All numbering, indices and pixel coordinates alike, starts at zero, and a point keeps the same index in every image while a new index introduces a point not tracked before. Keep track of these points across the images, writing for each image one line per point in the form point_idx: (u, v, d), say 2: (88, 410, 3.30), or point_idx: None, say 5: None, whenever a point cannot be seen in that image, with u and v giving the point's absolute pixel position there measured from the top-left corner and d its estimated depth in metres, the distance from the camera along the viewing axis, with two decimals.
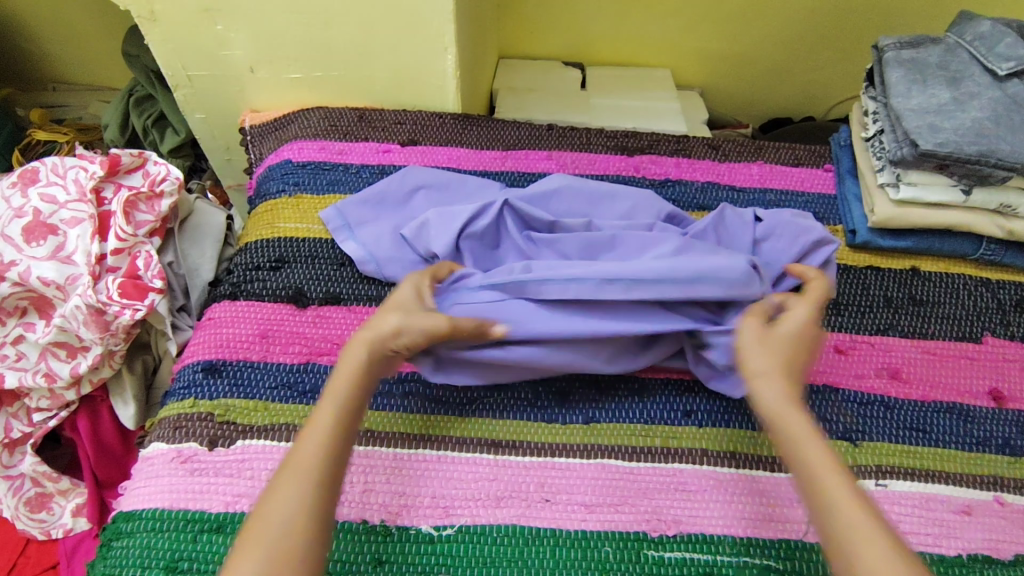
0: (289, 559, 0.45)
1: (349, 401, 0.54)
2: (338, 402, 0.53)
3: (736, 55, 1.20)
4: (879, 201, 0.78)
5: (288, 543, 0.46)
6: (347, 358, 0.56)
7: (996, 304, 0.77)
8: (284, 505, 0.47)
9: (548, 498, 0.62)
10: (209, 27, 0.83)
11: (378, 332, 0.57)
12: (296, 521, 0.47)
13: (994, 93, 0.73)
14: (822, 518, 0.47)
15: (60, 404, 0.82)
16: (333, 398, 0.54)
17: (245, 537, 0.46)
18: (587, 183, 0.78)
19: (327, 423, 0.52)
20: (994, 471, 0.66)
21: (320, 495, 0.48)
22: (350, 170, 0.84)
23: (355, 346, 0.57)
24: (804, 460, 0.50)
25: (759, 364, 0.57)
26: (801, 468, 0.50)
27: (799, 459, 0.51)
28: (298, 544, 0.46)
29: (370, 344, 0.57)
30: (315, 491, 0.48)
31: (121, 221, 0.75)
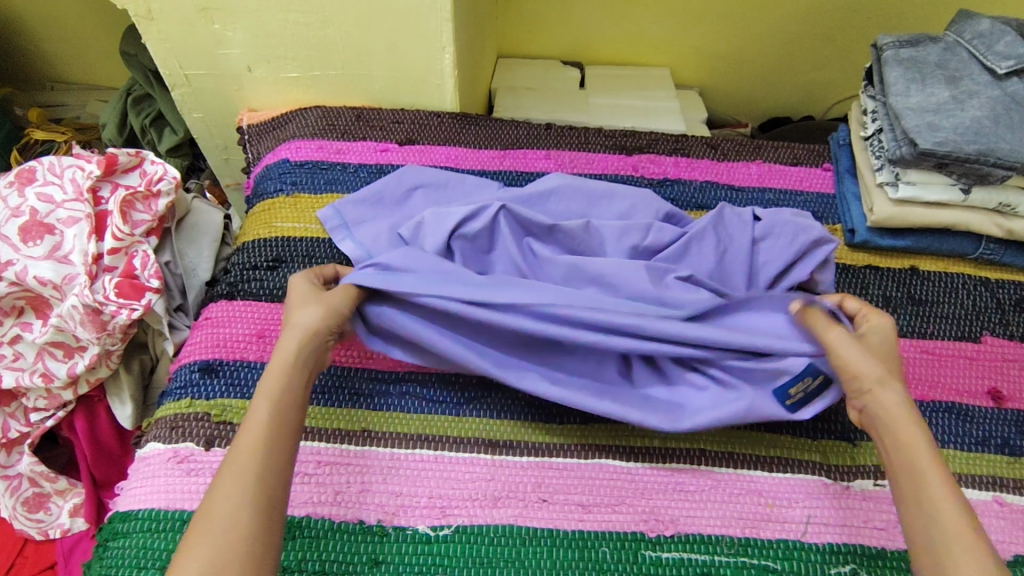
0: (239, 546, 0.44)
1: (283, 388, 0.54)
2: (273, 393, 0.53)
3: (736, 54, 1.20)
4: (878, 201, 0.77)
5: (235, 530, 0.45)
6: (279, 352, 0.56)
7: (996, 303, 0.77)
8: (230, 492, 0.47)
9: (545, 498, 0.62)
10: (207, 26, 0.83)
11: (306, 324, 0.58)
12: (242, 505, 0.46)
13: (993, 92, 0.73)
14: (913, 527, 0.48)
15: (57, 404, 0.81)
16: (267, 386, 0.54)
17: (192, 531, 0.46)
18: (585, 183, 0.78)
19: (264, 411, 0.52)
20: (993, 471, 0.66)
21: (265, 479, 0.48)
22: (348, 169, 0.84)
23: (285, 339, 0.57)
24: (905, 469, 0.51)
25: (870, 372, 0.56)
26: (902, 476, 0.51)
27: (901, 469, 0.51)
28: (249, 525, 0.46)
29: (300, 335, 0.58)
30: (260, 476, 0.48)
31: (118, 220, 0.74)
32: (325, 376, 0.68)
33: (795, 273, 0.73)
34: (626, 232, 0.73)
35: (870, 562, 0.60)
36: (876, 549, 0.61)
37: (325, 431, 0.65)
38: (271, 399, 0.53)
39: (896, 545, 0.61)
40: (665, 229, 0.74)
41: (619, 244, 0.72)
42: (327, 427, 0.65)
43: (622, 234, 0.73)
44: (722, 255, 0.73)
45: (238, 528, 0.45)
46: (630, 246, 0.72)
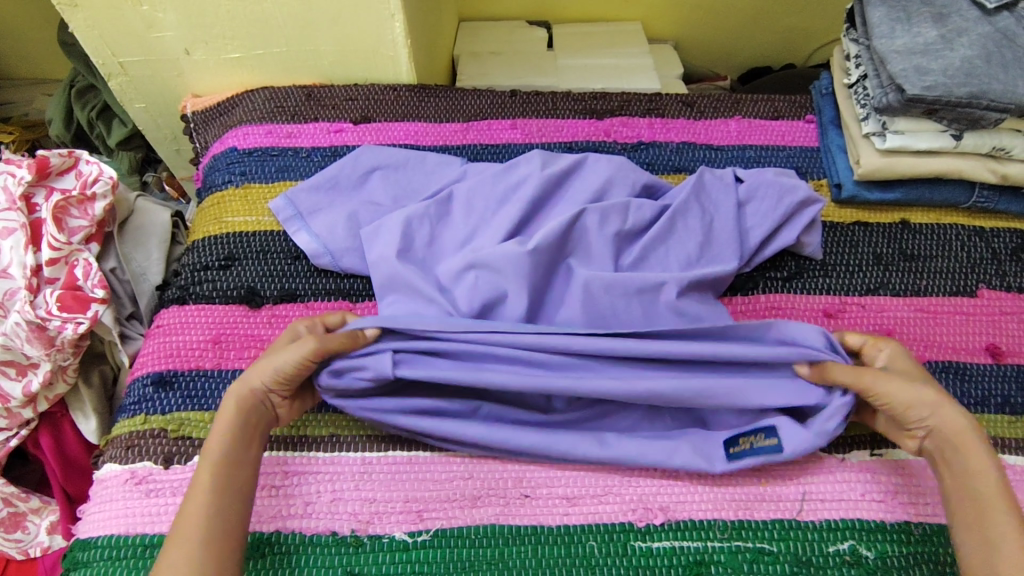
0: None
1: (226, 454, 0.53)
2: (217, 459, 0.52)
3: (710, 2, 1.13)
4: (865, 152, 0.73)
5: None
6: (220, 419, 0.55)
7: (992, 254, 0.73)
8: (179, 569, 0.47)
9: (527, 494, 0.59)
10: (135, 8, 0.77)
11: (244, 383, 0.56)
12: None
13: (984, 28, 0.68)
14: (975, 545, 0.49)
15: (19, 421, 0.75)
16: (210, 454, 0.52)
17: None
18: (557, 164, 0.72)
19: (210, 479, 0.51)
20: (994, 432, 0.63)
21: (219, 549, 0.48)
22: (301, 154, 0.78)
23: (227, 405, 0.55)
24: (966, 483, 0.52)
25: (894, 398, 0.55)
26: (962, 495, 0.52)
27: (961, 494, 0.52)
28: None
29: (238, 398, 0.56)
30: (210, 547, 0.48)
31: (53, 228, 0.70)
32: None
33: (781, 237, 0.70)
34: (605, 218, 0.67)
35: (870, 536, 0.57)
36: (875, 523, 0.58)
37: (288, 440, 0.61)
38: (213, 472, 0.51)
39: (896, 517, 0.58)
40: (643, 207, 0.69)
41: (599, 232, 0.67)
42: (290, 435, 0.61)
43: (603, 220, 0.67)
44: (706, 230, 0.68)
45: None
46: (612, 234, 0.67)
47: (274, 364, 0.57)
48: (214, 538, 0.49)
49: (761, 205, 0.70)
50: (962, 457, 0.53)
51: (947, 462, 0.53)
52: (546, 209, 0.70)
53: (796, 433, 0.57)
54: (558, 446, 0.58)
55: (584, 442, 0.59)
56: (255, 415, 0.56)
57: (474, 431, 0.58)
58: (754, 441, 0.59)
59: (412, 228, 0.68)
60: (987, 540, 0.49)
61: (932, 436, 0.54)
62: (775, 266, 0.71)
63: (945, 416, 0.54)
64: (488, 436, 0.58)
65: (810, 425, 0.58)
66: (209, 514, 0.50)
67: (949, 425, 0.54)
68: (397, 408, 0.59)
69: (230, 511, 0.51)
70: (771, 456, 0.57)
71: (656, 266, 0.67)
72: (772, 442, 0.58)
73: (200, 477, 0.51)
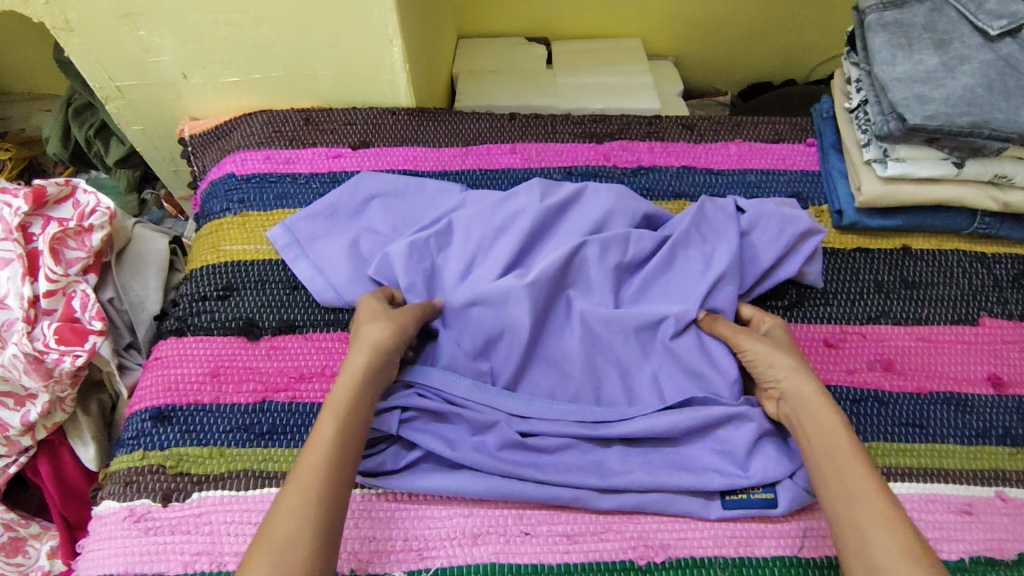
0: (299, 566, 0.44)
1: (353, 402, 0.54)
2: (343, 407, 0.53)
3: (710, 18, 1.13)
4: (866, 179, 0.72)
5: (297, 547, 0.45)
6: (348, 368, 0.56)
7: (993, 281, 0.73)
8: (299, 506, 0.47)
9: (527, 531, 0.58)
10: (131, 33, 0.76)
11: (372, 340, 0.57)
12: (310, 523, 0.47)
13: (986, 55, 0.67)
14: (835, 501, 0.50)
15: (19, 449, 0.74)
16: (335, 400, 0.54)
17: (257, 540, 0.46)
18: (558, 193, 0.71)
19: (334, 427, 0.52)
20: (995, 465, 0.62)
21: (333, 494, 0.49)
22: (299, 180, 0.78)
23: (354, 355, 0.57)
24: (820, 447, 0.53)
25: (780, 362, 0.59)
26: (817, 454, 0.53)
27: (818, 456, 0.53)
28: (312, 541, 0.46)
29: (369, 353, 0.57)
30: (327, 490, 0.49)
31: (50, 261, 0.70)
32: (283, 415, 0.63)
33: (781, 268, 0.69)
34: (606, 249, 0.67)
35: None
36: None
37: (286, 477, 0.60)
38: (336, 418, 0.52)
39: None
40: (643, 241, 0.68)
41: (599, 263, 0.67)
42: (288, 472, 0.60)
43: (603, 250, 0.67)
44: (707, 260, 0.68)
45: (300, 548, 0.45)
46: (613, 265, 0.67)
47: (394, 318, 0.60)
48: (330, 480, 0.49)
49: (764, 235, 0.70)
50: (810, 421, 0.55)
51: (802, 432, 0.55)
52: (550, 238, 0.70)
53: (790, 489, 0.58)
54: (559, 498, 0.58)
55: (584, 493, 0.58)
56: (379, 371, 0.57)
57: (477, 484, 0.58)
58: (751, 492, 0.59)
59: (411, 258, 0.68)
60: (846, 491, 0.50)
61: (789, 400, 0.57)
62: (776, 295, 0.71)
63: (795, 384, 0.57)
64: (492, 488, 0.58)
65: (797, 477, 0.59)
66: (331, 458, 0.50)
67: (800, 394, 0.57)
68: (398, 464, 0.60)
69: (345, 459, 0.51)
70: (763, 510, 0.59)
71: (657, 298, 0.67)
72: (767, 496, 0.59)
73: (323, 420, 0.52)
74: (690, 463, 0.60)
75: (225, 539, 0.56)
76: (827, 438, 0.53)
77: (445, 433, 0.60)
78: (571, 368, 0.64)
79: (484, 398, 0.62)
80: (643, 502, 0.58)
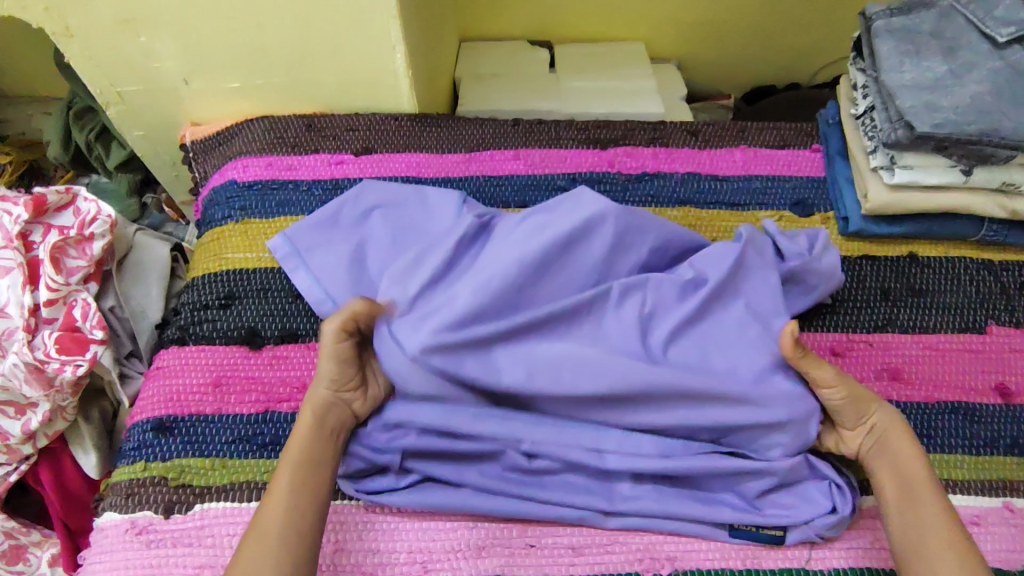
0: None
1: (305, 456, 0.55)
2: (296, 459, 0.54)
3: (713, 22, 1.12)
4: (873, 186, 0.72)
5: None
6: (299, 426, 0.57)
7: (1000, 288, 0.72)
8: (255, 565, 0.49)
9: (532, 544, 0.57)
10: (132, 39, 0.76)
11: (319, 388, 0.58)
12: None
13: (995, 62, 0.67)
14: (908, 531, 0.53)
15: (20, 457, 0.73)
16: (287, 455, 0.55)
17: None
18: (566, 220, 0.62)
19: (286, 483, 0.53)
20: (1003, 475, 0.62)
21: (290, 550, 0.50)
22: (301, 188, 0.77)
23: (305, 408, 0.57)
24: (901, 477, 0.56)
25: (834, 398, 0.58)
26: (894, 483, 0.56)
27: (898, 485, 0.55)
28: None
29: (320, 402, 0.57)
30: (284, 547, 0.50)
31: (50, 270, 0.70)
32: (286, 426, 0.63)
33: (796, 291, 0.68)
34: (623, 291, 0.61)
35: None
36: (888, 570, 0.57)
37: None
38: (289, 470, 0.54)
39: None
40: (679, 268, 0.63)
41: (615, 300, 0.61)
42: None
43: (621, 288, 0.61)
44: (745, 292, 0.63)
45: None
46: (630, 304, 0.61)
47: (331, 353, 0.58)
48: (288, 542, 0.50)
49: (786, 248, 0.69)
50: (895, 451, 0.57)
51: (880, 461, 0.57)
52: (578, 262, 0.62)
53: (802, 530, 0.57)
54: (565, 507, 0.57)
55: (590, 512, 0.58)
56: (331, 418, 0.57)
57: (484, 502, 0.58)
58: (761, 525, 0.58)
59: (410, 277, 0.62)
60: (921, 524, 0.53)
61: (869, 431, 0.58)
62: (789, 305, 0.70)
63: (885, 415, 0.58)
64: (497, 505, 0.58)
65: (813, 521, 0.57)
66: (286, 515, 0.52)
67: (887, 431, 0.57)
68: (401, 484, 0.59)
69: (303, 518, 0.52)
70: (772, 544, 0.58)
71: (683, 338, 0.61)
72: (777, 533, 0.58)
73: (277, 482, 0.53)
74: (701, 491, 0.59)
75: (227, 552, 0.56)
76: (910, 471, 0.56)
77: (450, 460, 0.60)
78: (590, 405, 0.58)
79: (490, 427, 0.57)
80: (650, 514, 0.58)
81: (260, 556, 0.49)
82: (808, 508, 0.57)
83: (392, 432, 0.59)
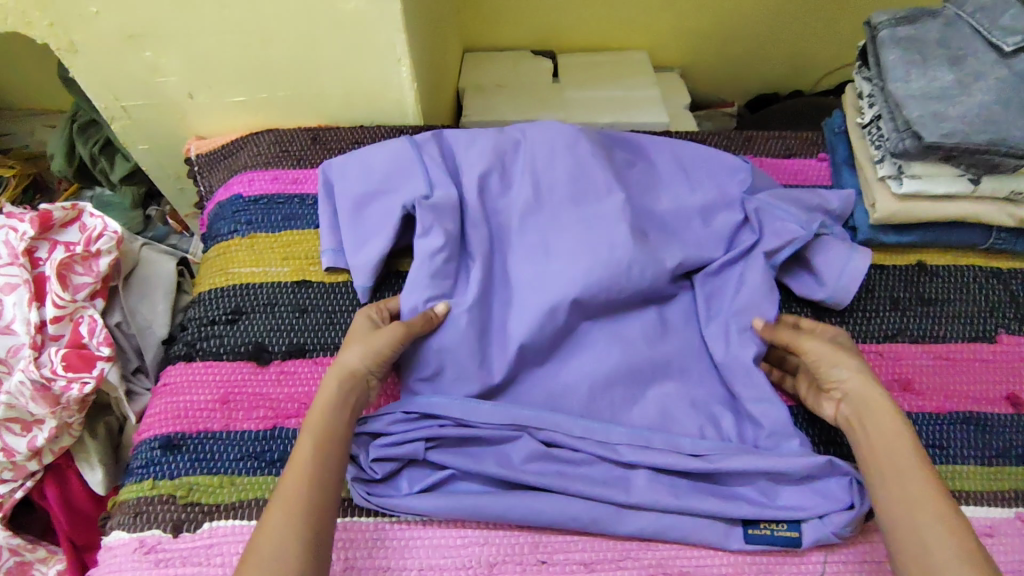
0: None
1: (328, 428, 0.55)
2: (319, 429, 0.54)
3: (715, 31, 1.13)
4: (881, 195, 0.71)
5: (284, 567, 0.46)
6: (321, 394, 0.57)
7: (1010, 297, 0.72)
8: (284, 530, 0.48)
9: (543, 560, 0.57)
10: (137, 55, 0.76)
11: (344, 366, 0.58)
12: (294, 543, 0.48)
13: (1002, 71, 0.66)
14: (891, 489, 0.51)
15: (26, 473, 0.72)
16: (310, 426, 0.54)
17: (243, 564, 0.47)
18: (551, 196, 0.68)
19: (312, 445, 0.53)
20: (1016, 486, 0.61)
21: (316, 517, 0.50)
22: (307, 202, 0.77)
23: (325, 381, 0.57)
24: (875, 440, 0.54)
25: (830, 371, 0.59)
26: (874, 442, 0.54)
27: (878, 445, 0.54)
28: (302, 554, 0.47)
29: (340, 378, 0.58)
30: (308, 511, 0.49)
31: (57, 287, 0.70)
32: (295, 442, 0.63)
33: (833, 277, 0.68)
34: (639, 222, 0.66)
35: None
36: None
37: None
38: (314, 437, 0.54)
39: None
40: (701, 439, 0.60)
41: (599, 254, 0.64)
42: None
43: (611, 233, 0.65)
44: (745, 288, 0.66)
45: (285, 560, 0.46)
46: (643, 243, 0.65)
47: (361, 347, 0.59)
48: (312, 513, 0.50)
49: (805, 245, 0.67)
50: (869, 412, 0.56)
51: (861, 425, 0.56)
52: (592, 392, 0.63)
53: (818, 530, 0.57)
54: (575, 522, 0.57)
55: (603, 514, 0.57)
56: (353, 392, 0.58)
57: (495, 503, 0.57)
58: (775, 528, 0.57)
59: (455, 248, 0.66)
60: (903, 482, 0.51)
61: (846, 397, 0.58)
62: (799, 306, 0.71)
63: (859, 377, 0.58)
64: (509, 514, 0.57)
65: (828, 517, 0.57)
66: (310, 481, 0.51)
67: (859, 392, 0.57)
68: (416, 489, 0.59)
69: (328, 485, 0.52)
70: (787, 548, 0.57)
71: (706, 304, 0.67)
72: (792, 534, 0.57)
73: (300, 451, 0.53)
74: (719, 489, 0.59)
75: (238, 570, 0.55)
76: (887, 429, 0.54)
77: (471, 452, 0.60)
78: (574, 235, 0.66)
79: (505, 416, 0.60)
80: (660, 529, 0.57)
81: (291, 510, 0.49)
82: (824, 504, 0.57)
83: (413, 422, 0.60)
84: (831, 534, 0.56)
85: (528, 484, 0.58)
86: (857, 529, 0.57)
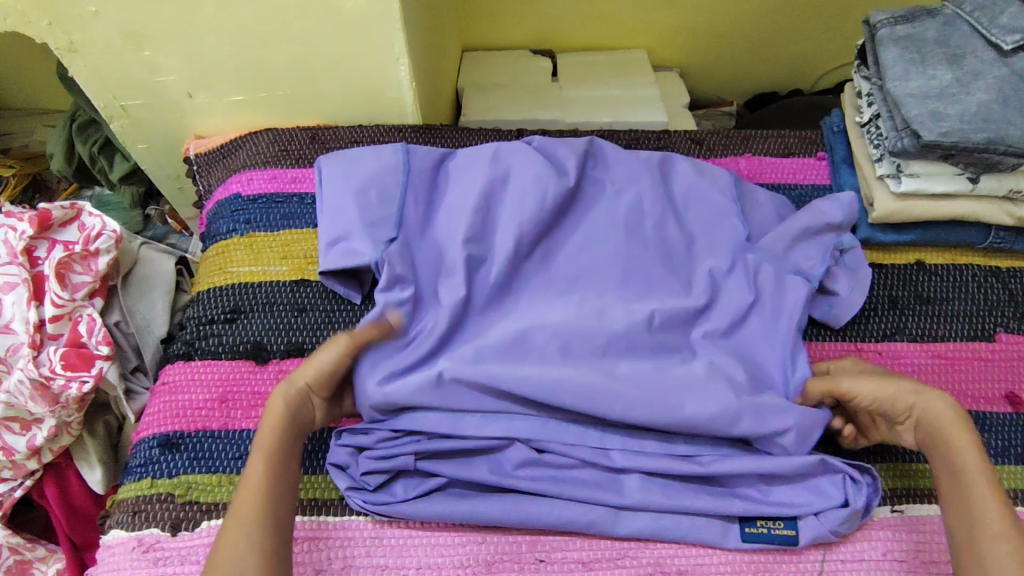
0: None
1: (278, 450, 0.55)
2: (268, 451, 0.54)
3: (714, 30, 1.13)
4: (879, 195, 0.71)
5: None
6: (268, 415, 0.56)
7: (1009, 296, 0.72)
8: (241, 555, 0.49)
9: (542, 558, 0.57)
10: (136, 54, 0.76)
11: (292, 381, 0.58)
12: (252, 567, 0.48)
13: (1000, 70, 0.66)
14: (960, 521, 0.53)
15: (25, 472, 0.72)
16: (260, 449, 0.54)
17: None
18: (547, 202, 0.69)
19: (261, 469, 0.53)
20: (1014, 485, 0.61)
21: (271, 540, 0.50)
22: (306, 201, 0.77)
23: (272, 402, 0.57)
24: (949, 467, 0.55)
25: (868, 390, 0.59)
26: (945, 471, 0.55)
27: (949, 475, 0.55)
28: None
29: (287, 397, 0.57)
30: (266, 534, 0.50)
31: (56, 286, 0.70)
32: None
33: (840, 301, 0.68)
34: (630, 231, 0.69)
35: None
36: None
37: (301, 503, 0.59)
38: (265, 460, 0.54)
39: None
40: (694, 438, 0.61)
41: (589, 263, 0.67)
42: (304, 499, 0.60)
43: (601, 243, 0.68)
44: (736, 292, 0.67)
45: None
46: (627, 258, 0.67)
47: (317, 360, 0.59)
48: (267, 535, 0.50)
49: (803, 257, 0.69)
50: (942, 439, 0.56)
51: (934, 452, 0.56)
52: None
53: (814, 528, 0.57)
54: (573, 521, 0.57)
55: (601, 512, 0.57)
56: (301, 412, 0.58)
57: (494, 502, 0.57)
58: (772, 526, 0.58)
59: (447, 280, 0.66)
60: (972, 515, 0.52)
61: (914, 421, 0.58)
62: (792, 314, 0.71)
63: (927, 403, 0.57)
64: (508, 513, 0.57)
65: (824, 515, 0.57)
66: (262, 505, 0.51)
67: (929, 417, 0.57)
68: (411, 494, 0.58)
69: (281, 504, 0.52)
70: (785, 546, 0.57)
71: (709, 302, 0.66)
72: (789, 532, 0.57)
73: (251, 471, 0.53)
74: (717, 488, 0.59)
75: None
76: (957, 458, 0.55)
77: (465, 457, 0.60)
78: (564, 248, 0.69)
79: (496, 428, 0.60)
80: (659, 528, 0.57)
81: (247, 533, 0.50)
82: (819, 501, 0.58)
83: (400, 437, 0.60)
84: (827, 532, 0.56)
85: (522, 490, 0.59)
86: (854, 526, 0.57)
